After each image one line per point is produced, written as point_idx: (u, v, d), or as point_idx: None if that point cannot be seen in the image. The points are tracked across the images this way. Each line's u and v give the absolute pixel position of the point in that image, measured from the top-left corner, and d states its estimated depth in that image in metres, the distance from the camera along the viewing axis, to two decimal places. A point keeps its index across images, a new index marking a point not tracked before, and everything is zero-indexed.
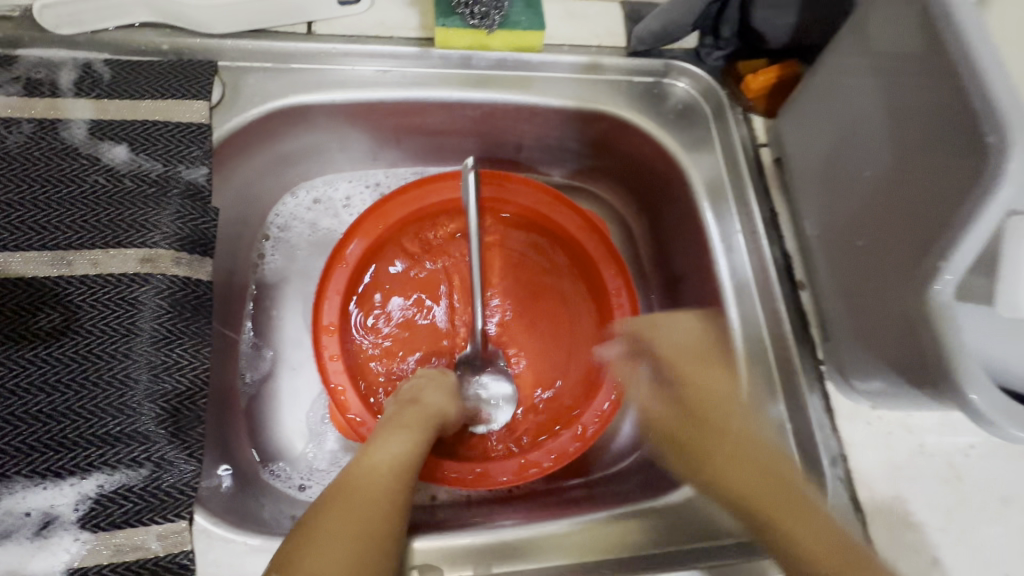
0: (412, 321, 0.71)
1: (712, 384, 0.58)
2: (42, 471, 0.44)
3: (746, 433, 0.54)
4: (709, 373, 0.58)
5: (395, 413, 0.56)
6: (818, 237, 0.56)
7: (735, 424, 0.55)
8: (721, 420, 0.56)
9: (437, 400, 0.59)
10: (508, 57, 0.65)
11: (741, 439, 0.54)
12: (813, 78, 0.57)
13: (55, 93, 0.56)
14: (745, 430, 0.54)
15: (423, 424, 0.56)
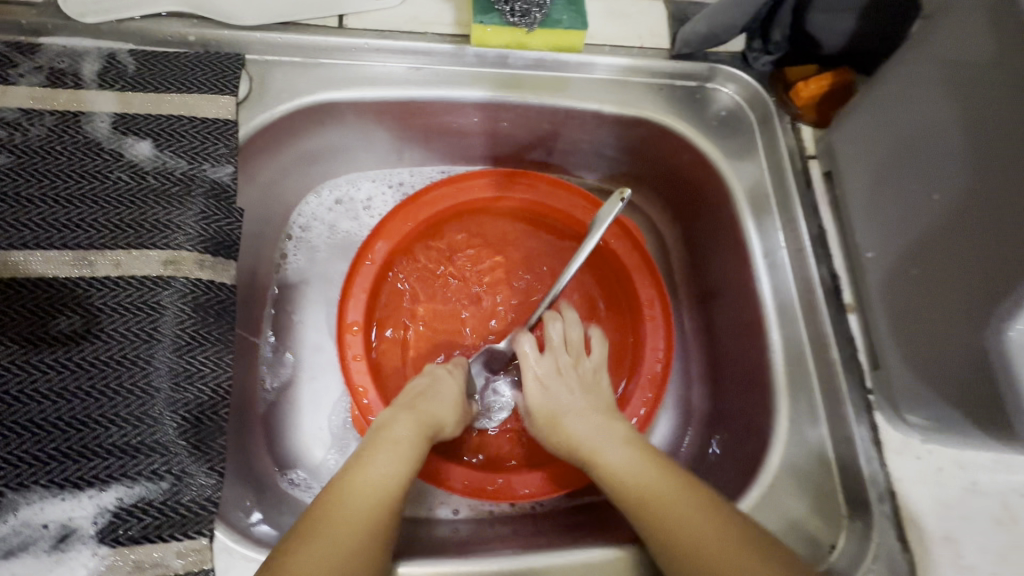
0: (436, 324, 0.68)
1: (563, 391, 0.57)
2: (60, 481, 0.43)
3: (608, 434, 0.53)
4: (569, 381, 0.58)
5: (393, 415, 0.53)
6: (873, 258, 0.53)
7: (569, 431, 0.55)
8: (565, 430, 0.55)
9: (439, 404, 0.55)
10: (546, 57, 0.62)
11: (585, 441, 0.53)
12: (871, 91, 0.54)
13: (78, 84, 0.54)
14: (579, 435, 0.54)
15: (419, 429, 0.52)
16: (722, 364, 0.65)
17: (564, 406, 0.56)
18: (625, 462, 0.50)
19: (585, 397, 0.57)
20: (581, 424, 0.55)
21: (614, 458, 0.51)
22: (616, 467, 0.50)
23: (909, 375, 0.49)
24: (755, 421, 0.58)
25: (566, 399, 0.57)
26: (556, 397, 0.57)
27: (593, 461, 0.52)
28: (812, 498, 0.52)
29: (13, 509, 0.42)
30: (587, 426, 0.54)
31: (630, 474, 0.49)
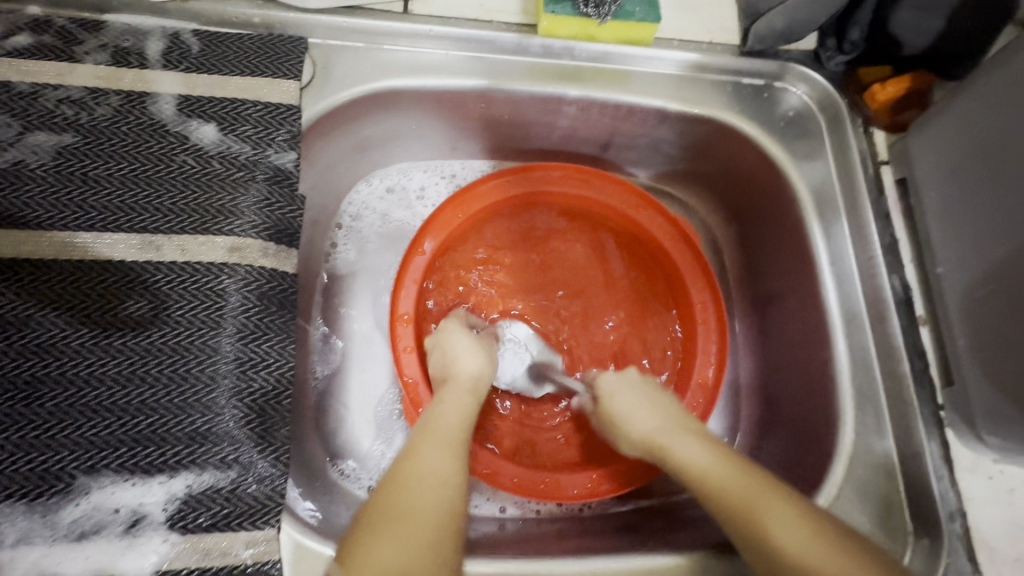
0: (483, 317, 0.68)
1: (625, 391, 0.58)
2: (130, 467, 0.43)
3: (678, 430, 0.52)
4: (632, 384, 0.59)
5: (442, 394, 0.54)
6: (951, 271, 0.52)
7: (635, 429, 0.54)
8: (627, 424, 0.55)
9: (469, 365, 0.57)
10: (612, 50, 0.60)
11: (655, 436, 0.53)
12: (962, 94, 0.51)
13: (142, 64, 0.53)
14: (648, 430, 0.53)
15: (468, 399, 0.54)
16: (780, 371, 0.64)
17: (629, 405, 0.57)
18: (700, 455, 0.49)
19: (650, 397, 0.57)
20: (649, 420, 0.54)
21: (687, 449, 0.50)
22: (690, 459, 0.49)
23: (991, 392, 0.47)
24: (817, 432, 0.57)
25: (630, 400, 0.57)
26: (618, 398, 0.58)
27: (665, 455, 0.51)
28: (877, 513, 0.51)
29: (85, 492, 0.42)
30: (654, 421, 0.54)
31: (705, 467, 0.48)
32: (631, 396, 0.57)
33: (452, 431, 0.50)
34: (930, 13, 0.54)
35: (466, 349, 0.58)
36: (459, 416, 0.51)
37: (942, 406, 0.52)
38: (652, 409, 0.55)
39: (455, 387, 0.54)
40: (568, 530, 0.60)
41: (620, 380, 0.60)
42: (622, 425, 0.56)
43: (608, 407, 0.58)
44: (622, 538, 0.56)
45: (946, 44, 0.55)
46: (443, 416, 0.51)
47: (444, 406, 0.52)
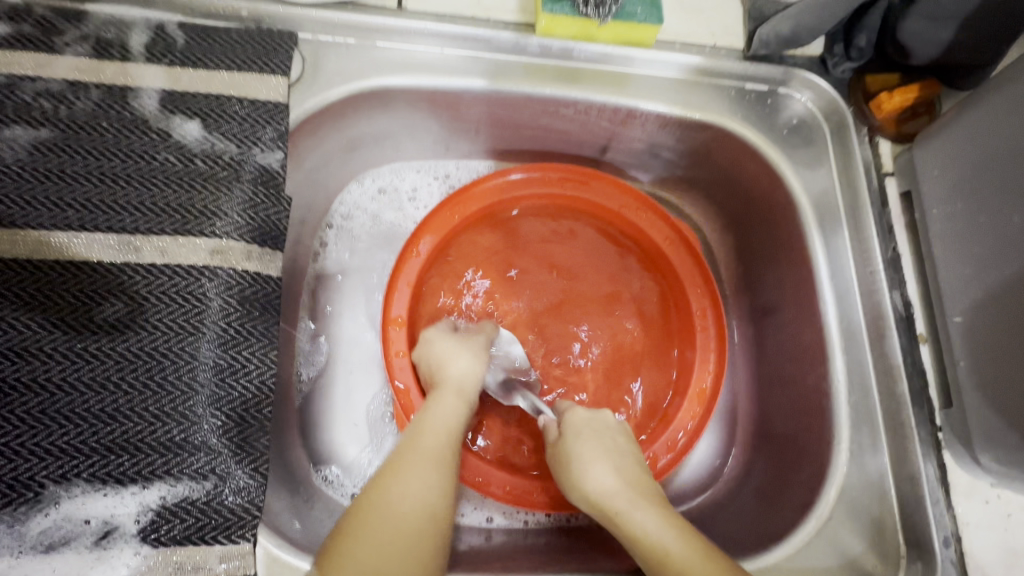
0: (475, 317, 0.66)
1: (586, 437, 0.53)
2: (102, 476, 0.42)
3: (638, 497, 0.49)
4: (594, 431, 0.54)
5: (434, 399, 0.53)
6: (953, 290, 0.50)
7: (591, 485, 0.50)
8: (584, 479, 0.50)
9: (462, 368, 0.55)
10: (612, 52, 0.58)
11: (611, 500, 0.49)
12: (973, 107, 0.49)
13: (125, 57, 0.51)
14: (606, 492, 0.49)
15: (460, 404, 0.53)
16: (777, 383, 0.62)
17: (587, 454, 0.51)
18: (661, 532, 0.46)
19: (614, 450, 0.52)
20: (607, 477, 0.50)
21: (645, 522, 0.47)
22: (647, 533, 0.46)
23: (990, 416, 0.46)
24: (810, 449, 0.56)
25: (589, 449, 0.52)
26: (579, 445, 0.52)
27: (620, 522, 0.48)
28: (869, 534, 0.51)
29: (55, 502, 0.41)
30: (614, 482, 0.49)
31: (663, 546, 0.45)
32: (594, 443, 0.52)
33: (440, 437, 0.50)
34: (942, 21, 0.52)
35: (463, 357, 0.56)
36: (448, 426, 0.51)
37: (940, 427, 0.51)
38: (612, 466, 0.51)
39: (449, 394, 0.53)
40: (554, 543, 0.59)
41: (581, 425, 0.54)
42: (575, 475, 0.51)
43: (568, 450, 0.52)
44: (609, 554, 0.55)
45: (958, 54, 0.54)
46: (431, 427, 0.50)
47: (437, 414, 0.51)
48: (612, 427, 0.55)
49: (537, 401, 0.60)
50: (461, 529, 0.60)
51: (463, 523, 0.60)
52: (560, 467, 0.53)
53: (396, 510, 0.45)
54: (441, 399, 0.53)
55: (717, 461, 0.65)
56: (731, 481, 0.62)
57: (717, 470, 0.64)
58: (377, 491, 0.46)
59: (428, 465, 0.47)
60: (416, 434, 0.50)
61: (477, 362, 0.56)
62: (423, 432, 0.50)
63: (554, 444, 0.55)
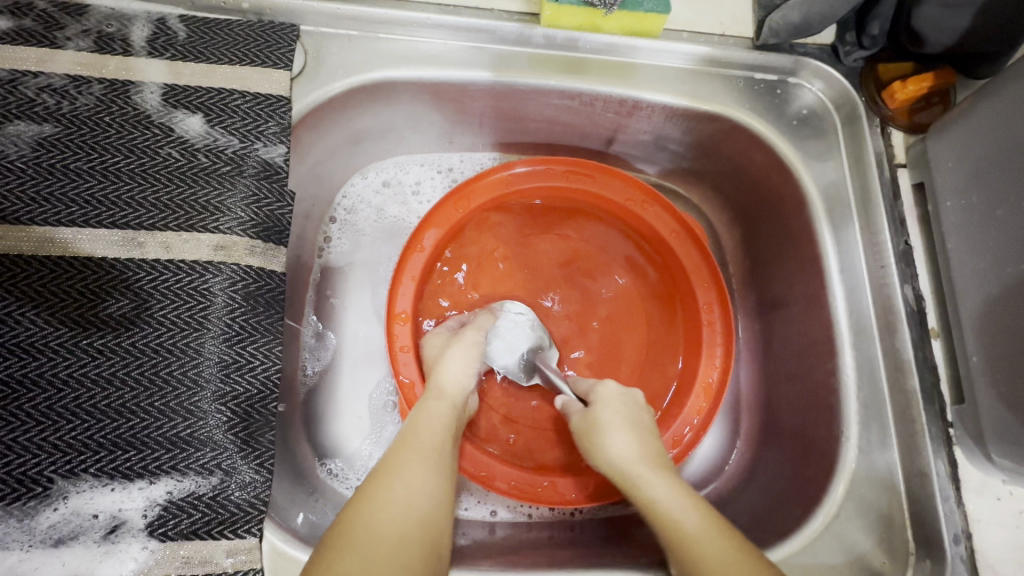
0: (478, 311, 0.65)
1: (609, 408, 0.52)
2: (109, 471, 0.42)
3: (657, 466, 0.47)
4: (624, 402, 0.53)
5: (421, 404, 0.51)
6: (967, 285, 0.49)
7: (613, 451, 0.49)
8: (604, 447, 0.50)
9: (452, 370, 0.54)
10: (619, 42, 0.57)
11: (632, 466, 0.48)
12: (989, 96, 0.48)
13: (127, 51, 0.51)
14: (627, 458, 0.48)
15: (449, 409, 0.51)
16: (783, 378, 0.62)
17: (612, 423, 0.51)
18: (676, 503, 0.44)
19: (638, 423, 0.52)
20: (630, 446, 0.49)
21: (661, 490, 0.45)
22: (664, 502, 0.45)
23: (1004, 413, 0.45)
24: (816, 445, 0.56)
25: (616, 418, 0.51)
26: (605, 412, 0.52)
27: (636, 489, 0.47)
28: (877, 532, 0.50)
29: (63, 497, 0.41)
30: (635, 449, 0.49)
31: (675, 515, 0.43)
32: (619, 415, 0.52)
33: (429, 440, 0.48)
34: (958, 8, 0.50)
35: (456, 356, 0.55)
36: (434, 431, 0.49)
37: (951, 424, 0.50)
38: (636, 436, 0.50)
39: (432, 398, 0.52)
40: (558, 537, 0.59)
41: (609, 394, 0.54)
42: (599, 438, 0.50)
43: (593, 415, 0.52)
44: (615, 549, 0.55)
45: (975, 41, 0.52)
46: (417, 435, 0.48)
47: (423, 421, 0.49)
48: (639, 403, 0.54)
49: (555, 377, 0.58)
50: (466, 523, 0.60)
51: (467, 518, 0.60)
52: (584, 434, 0.52)
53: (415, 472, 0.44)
54: (428, 405, 0.51)
55: (723, 455, 0.64)
56: (737, 475, 0.62)
57: (722, 465, 0.64)
58: (399, 452, 0.46)
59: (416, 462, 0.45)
60: (405, 438, 0.48)
61: (467, 363, 0.55)
62: (410, 435, 0.48)
63: (580, 414, 0.54)
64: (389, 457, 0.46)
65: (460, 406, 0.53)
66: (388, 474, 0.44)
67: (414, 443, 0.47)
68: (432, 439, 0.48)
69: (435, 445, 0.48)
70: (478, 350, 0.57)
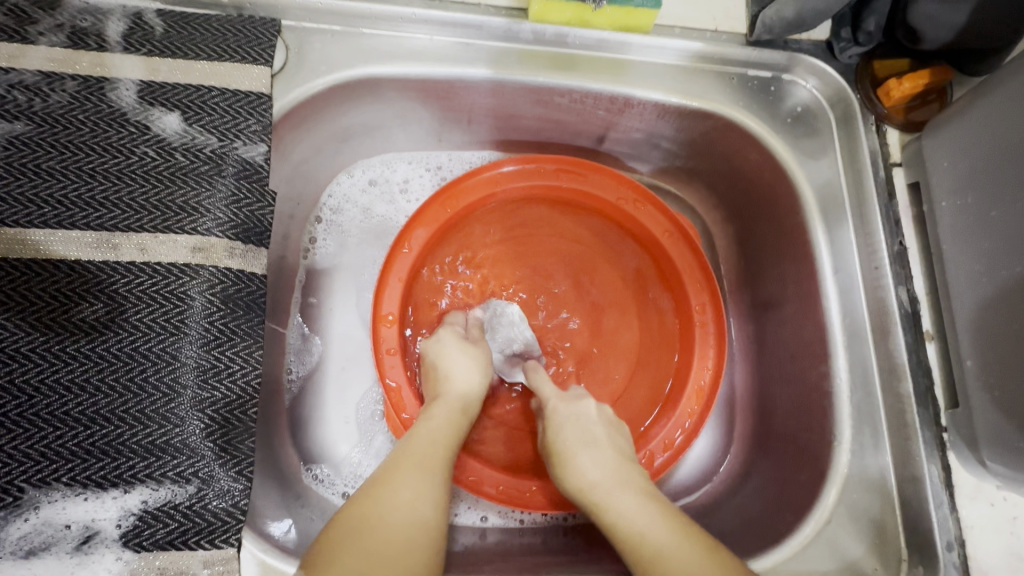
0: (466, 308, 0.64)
1: (570, 428, 0.51)
2: (82, 481, 0.41)
3: (618, 483, 0.46)
4: (580, 420, 0.52)
5: (432, 408, 0.51)
6: (962, 287, 0.48)
7: (576, 474, 0.48)
8: (568, 467, 0.49)
9: (465, 376, 0.54)
10: (608, 37, 0.56)
11: (593, 487, 0.47)
12: (987, 94, 0.47)
13: (102, 46, 0.49)
14: (588, 480, 0.47)
15: (452, 413, 0.50)
16: (775, 382, 0.61)
17: (572, 444, 0.50)
18: (641, 520, 0.43)
19: (595, 439, 0.50)
20: (590, 467, 0.48)
21: (626, 508, 0.44)
22: (628, 519, 0.44)
23: (997, 418, 0.44)
24: (808, 449, 0.55)
25: (576, 437, 0.50)
26: (564, 433, 0.51)
27: (600, 510, 0.46)
28: (869, 538, 0.50)
29: (35, 507, 0.40)
30: (595, 469, 0.48)
31: (640, 533, 0.42)
32: (577, 433, 0.51)
33: (435, 445, 0.47)
34: (956, 3, 0.49)
35: (461, 364, 0.55)
36: (440, 437, 0.48)
37: (945, 428, 0.49)
38: (597, 454, 0.49)
39: (443, 403, 0.51)
40: (550, 542, 0.59)
41: (569, 412, 0.53)
42: (564, 462, 0.50)
43: (556, 439, 0.51)
44: (605, 556, 0.54)
45: (971, 38, 0.51)
46: (421, 440, 0.47)
47: (432, 426, 0.48)
48: (600, 417, 0.53)
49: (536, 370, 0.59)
50: (455, 529, 0.59)
51: (457, 523, 0.60)
52: (549, 457, 0.52)
53: (425, 476, 0.44)
54: (433, 409, 0.50)
55: (715, 459, 0.63)
56: (728, 480, 0.61)
57: (715, 470, 0.63)
58: (406, 458, 0.45)
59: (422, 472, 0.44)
60: (407, 442, 0.47)
61: (479, 371, 0.55)
62: (412, 440, 0.47)
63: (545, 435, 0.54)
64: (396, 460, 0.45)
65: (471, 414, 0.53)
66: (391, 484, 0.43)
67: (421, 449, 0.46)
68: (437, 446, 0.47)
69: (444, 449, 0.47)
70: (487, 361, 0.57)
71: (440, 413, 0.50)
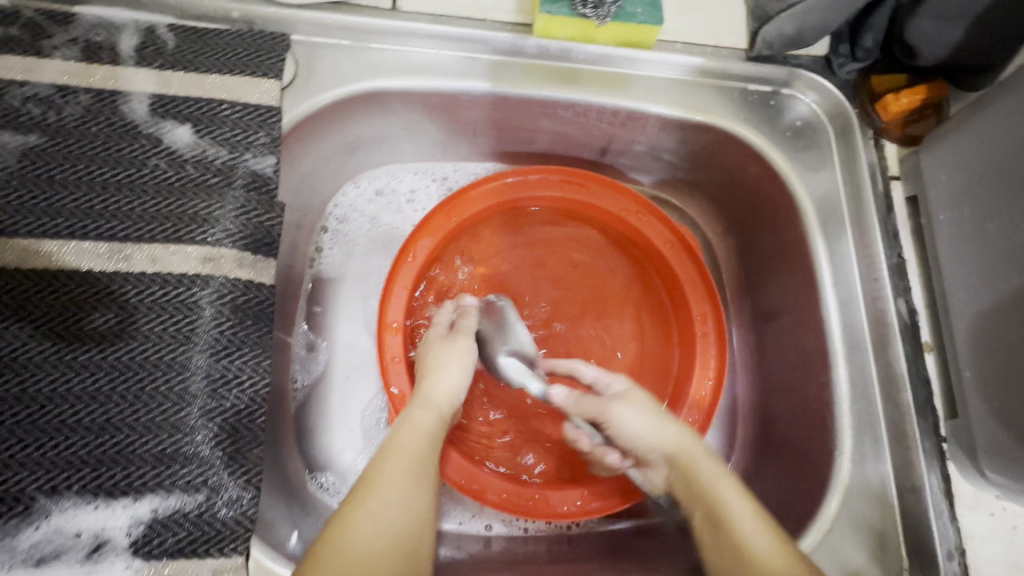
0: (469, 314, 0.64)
1: (645, 399, 0.55)
2: (92, 489, 0.41)
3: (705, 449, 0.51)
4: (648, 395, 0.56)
5: (405, 413, 0.49)
6: (960, 300, 0.49)
7: (657, 435, 0.52)
8: (647, 431, 0.52)
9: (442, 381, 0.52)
10: (612, 53, 0.57)
11: (682, 446, 0.51)
12: (982, 110, 0.48)
13: (115, 60, 0.50)
14: (672, 441, 0.51)
15: (436, 418, 0.50)
16: (776, 391, 0.62)
17: (653, 411, 0.53)
18: (723, 483, 0.48)
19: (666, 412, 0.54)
20: (672, 432, 0.52)
21: (711, 470, 0.49)
22: (712, 480, 0.48)
23: (995, 429, 0.45)
24: (810, 458, 0.55)
25: (654, 408, 0.54)
26: (644, 400, 0.54)
27: (683, 468, 0.50)
28: (871, 547, 0.50)
29: (45, 515, 0.41)
30: (680, 433, 0.52)
31: (721, 493, 0.47)
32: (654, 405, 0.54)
33: (415, 452, 0.46)
34: (951, 21, 0.50)
35: (450, 368, 0.54)
36: (424, 440, 0.47)
37: (945, 438, 0.50)
38: (674, 423, 0.53)
39: (419, 408, 0.50)
40: (555, 550, 0.59)
41: (631, 388, 0.56)
42: (642, 424, 0.52)
43: (627, 405, 0.54)
44: (611, 565, 0.54)
45: (966, 55, 0.52)
46: (400, 449, 0.46)
47: (407, 434, 0.47)
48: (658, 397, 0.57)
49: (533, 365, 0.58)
50: (459, 537, 0.59)
51: (461, 532, 0.60)
52: (616, 420, 0.54)
53: (399, 486, 0.44)
54: (413, 414, 0.49)
55: None
56: None
57: None
58: (382, 463, 0.45)
59: (399, 480, 0.44)
60: (386, 452, 0.46)
61: (460, 375, 0.54)
62: (391, 446, 0.47)
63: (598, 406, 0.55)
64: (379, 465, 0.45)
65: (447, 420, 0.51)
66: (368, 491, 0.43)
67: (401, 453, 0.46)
68: (417, 449, 0.47)
69: (424, 453, 0.47)
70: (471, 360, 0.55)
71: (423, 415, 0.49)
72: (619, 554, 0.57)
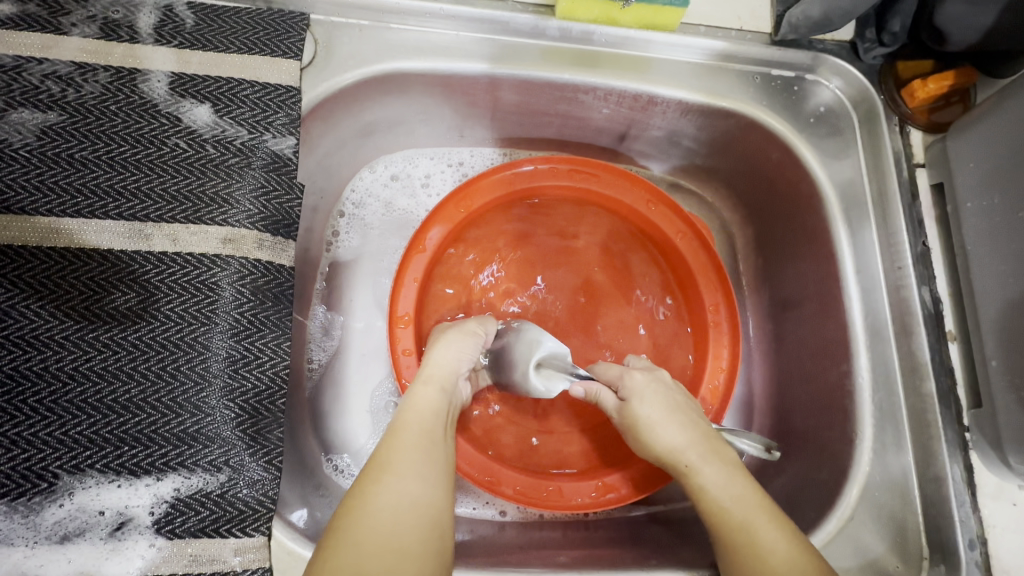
0: (480, 296, 0.64)
1: (651, 399, 0.50)
2: (115, 468, 0.42)
3: (708, 454, 0.47)
4: (658, 391, 0.51)
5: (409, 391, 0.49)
6: (986, 289, 0.48)
7: (661, 442, 0.49)
8: (651, 436, 0.49)
9: (443, 360, 0.51)
10: (633, 35, 0.56)
11: (682, 454, 0.48)
12: (1014, 94, 0.46)
13: (133, 38, 0.49)
14: (676, 448, 0.48)
15: (439, 394, 0.49)
16: (793, 380, 0.61)
17: (656, 417, 0.50)
18: (726, 489, 0.45)
19: (677, 407, 0.50)
20: (675, 435, 0.48)
21: (714, 478, 0.45)
22: (715, 489, 0.45)
23: None
24: (827, 448, 0.55)
25: (657, 410, 0.50)
26: (646, 406, 0.50)
27: (689, 478, 0.47)
28: (892, 536, 0.50)
29: (69, 493, 0.41)
30: (682, 438, 0.48)
31: (723, 505, 0.44)
32: (661, 409, 0.50)
33: (424, 430, 0.46)
34: (983, 5, 0.49)
35: (449, 344, 0.52)
36: (424, 418, 0.46)
37: (968, 428, 0.50)
38: (681, 424, 0.49)
39: (419, 384, 0.49)
40: (570, 535, 0.59)
41: (646, 386, 0.52)
42: (645, 431, 0.50)
43: (636, 411, 0.50)
44: (627, 551, 0.54)
45: (998, 40, 0.51)
46: (407, 428, 0.45)
47: (413, 409, 0.47)
48: (671, 385, 0.53)
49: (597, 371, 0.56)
50: (473, 521, 0.60)
51: (474, 517, 0.60)
52: (627, 428, 0.52)
53: (407, 477, 0.41)
54: (417, 392, 0.48)
55: None
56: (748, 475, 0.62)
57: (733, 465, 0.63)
58: (389, 448, 0.43)
59: (406, 464, 0.42)
60: (394, 432, 0.45)
61: (461, 350, 0.53)
62: (398, 424, 0.46)
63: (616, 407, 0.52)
64: (380, 452, 0.43)
65: (450, 392, 0.50)
66: (377, 475, 0.41)
67: (405, 434, 0.45)
68: (423, 426, 0.46)
69: (424, 436, 0.45)
70: (476, 341, 0.54)
71: (427, 393, 0.48)
72: (636, 541, 0.57)
